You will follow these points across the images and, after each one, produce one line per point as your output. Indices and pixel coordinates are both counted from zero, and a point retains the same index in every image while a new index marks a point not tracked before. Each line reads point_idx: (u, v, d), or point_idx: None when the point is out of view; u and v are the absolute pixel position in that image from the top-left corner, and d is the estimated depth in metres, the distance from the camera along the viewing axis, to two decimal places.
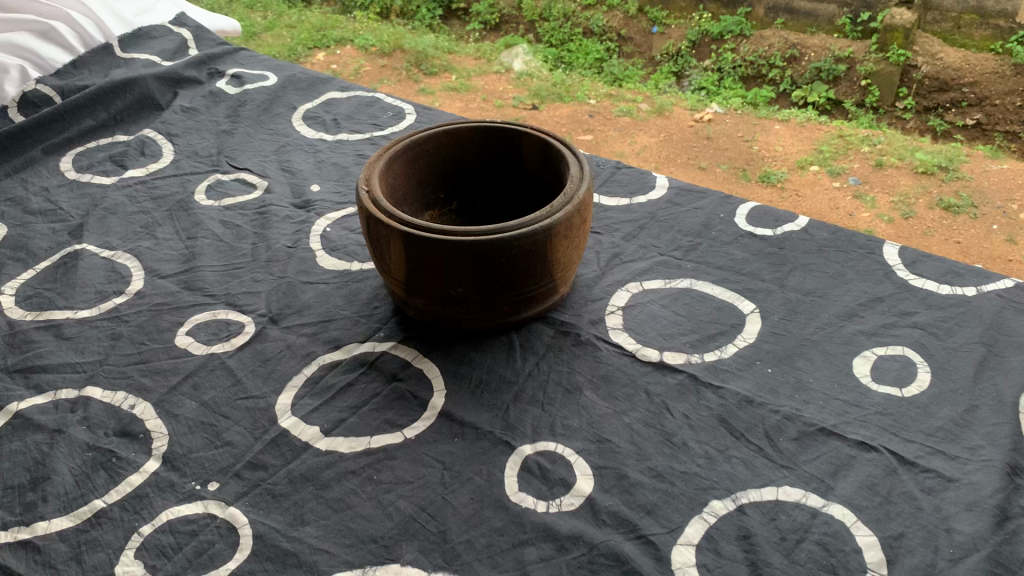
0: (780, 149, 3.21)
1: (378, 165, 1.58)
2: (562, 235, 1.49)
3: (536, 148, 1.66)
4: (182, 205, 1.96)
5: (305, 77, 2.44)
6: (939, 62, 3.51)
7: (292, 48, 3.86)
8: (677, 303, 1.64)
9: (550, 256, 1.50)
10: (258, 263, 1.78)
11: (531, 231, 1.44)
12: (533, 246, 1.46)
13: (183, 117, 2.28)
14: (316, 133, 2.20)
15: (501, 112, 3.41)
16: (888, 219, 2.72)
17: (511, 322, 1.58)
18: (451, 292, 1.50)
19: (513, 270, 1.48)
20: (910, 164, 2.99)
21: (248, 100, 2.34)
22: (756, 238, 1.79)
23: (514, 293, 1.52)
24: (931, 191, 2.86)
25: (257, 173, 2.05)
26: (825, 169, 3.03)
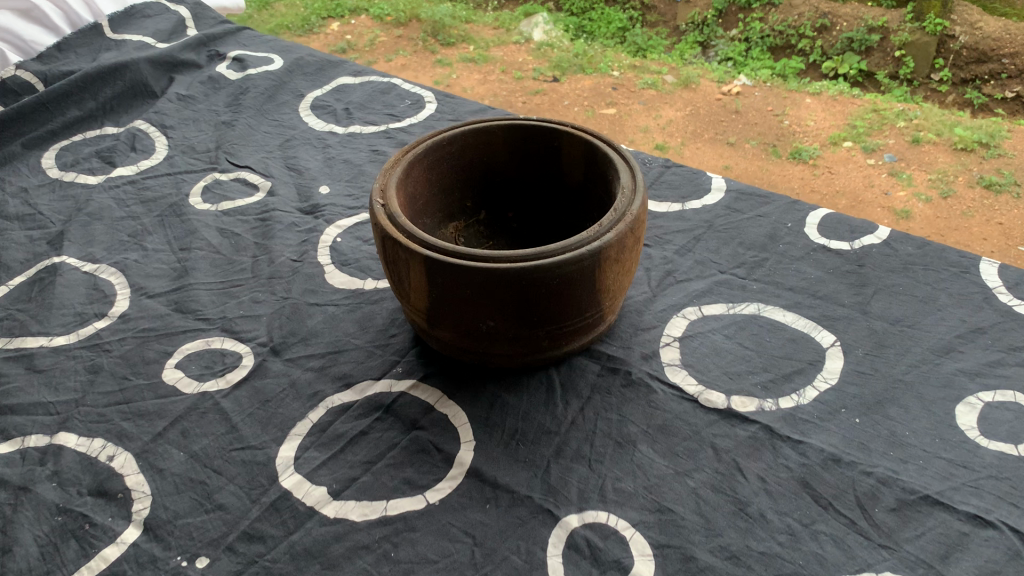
0: (812, 123, 2.89)
1: (395, 172, 1.35)
2: (613, 260, 1.26)
3: (579, 151, 1.43)
4: (175, 210, 1.74)
5: (314, 60, 2.21)
6: (979, 31, 3.09)
7: (305, 17, 3.62)
8: (743, 335, 1.41)
9: (598, 284, 1.27)
10: (259, 281, 1.56)
11: (577, 256, 1.21)
12: (579, 274, 1.23)
13: (178, 106, 2.05)
14: (326, 125, 1.97)
15: (520, 84, 3.13)
16: (925, 198, 2.48)
17: (550, 359, 1.35)
18: (481, 326, 1.27)
19: (554, 302, 1.25)
20: (948, 141, 2.69)
21: (251, 87, 2.10)
22: (830, 253, 1.55)
23: (555, 328, 1.29)
24: (971, 169, 2.59)
25: (259, 171, 1.83)
26: (859, 145, 2.74)
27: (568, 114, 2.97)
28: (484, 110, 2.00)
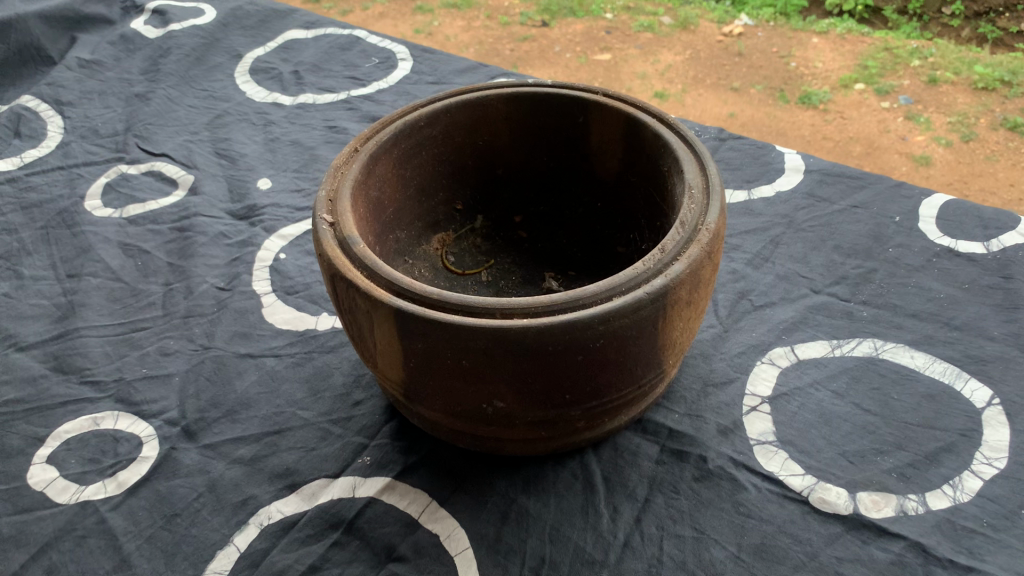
0: (819, 65, 2.06)
1: (350, 170, 0.91)
2: (683, 303, 0.82)
3: (615, 127, 0.98)
4: (64, 218, 1.29)
5: (255, 11, 1.74)
6: None
7: None
8: (859, 392, 0.98)
9: (663, 340, 0.84)
10: (173, 323, 1.12)
11: (636, 305, 0.78)
12: (637, 331, 0.80)
13: (79, 75, 1.59)
14: (269, 94, 1.52)
15: (508, 32, 2.41)
16: (946, 142, 1.78)
17: (587, 440, 0.92)
18: (487, 408, 0.84)
19: (598, 372, 0.82)
20: (965, 79, 1.91)
21: (173, 46, 1.64)
22: (961, 260, 1.12)
23: (596, 404, 0.86)
24: (995, 109, 1.83)
25: (180, 160, 1.37)
26: (871, 87, 1.95)
27: (558, 63, 2.24)
28: (475, 69, 1.54)
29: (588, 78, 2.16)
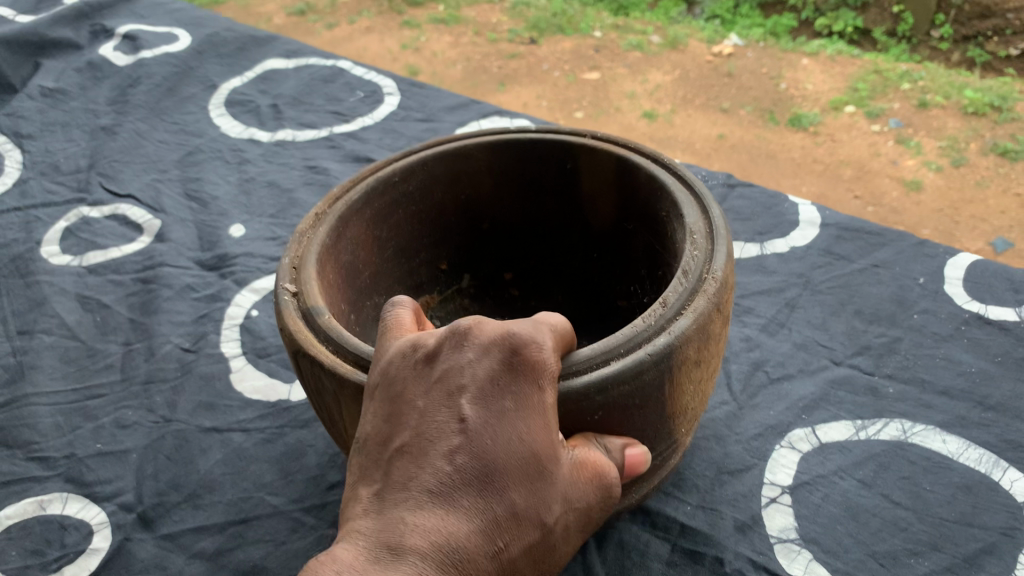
0: (810, 87, 1.97)
1: (316, 233, 0.80)
2: (692, 364, 0.69)
3: (607, 172, 0.89)
4: (17, 266, 1.19)
5: (233, 36, 1.64)
6: None
7: None
8: (887, 480, 0.89)
9: (668, 410, 0.71)
10: (132, 390, 1.01)
11: (638, 367, 0.64)
12: (640, 400, 0.66)
13: (42, 105, 1.49)
14: (245, 129, 1.42)
15: (495, 48, 2.32)
16: (937, 166, 1.67)
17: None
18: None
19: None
20: (955, 104, 1.81)
21: (144, 74, 1.54)
22: (992, 329, 1.03)
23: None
24: (985, 134, 1.73)
25: (147, 203, 1.27)
26: (863, 110, 1.85)
27: (545, 82, 2.15)
28: (465, 104, 1.44)
29: (576, 98, 2.06)
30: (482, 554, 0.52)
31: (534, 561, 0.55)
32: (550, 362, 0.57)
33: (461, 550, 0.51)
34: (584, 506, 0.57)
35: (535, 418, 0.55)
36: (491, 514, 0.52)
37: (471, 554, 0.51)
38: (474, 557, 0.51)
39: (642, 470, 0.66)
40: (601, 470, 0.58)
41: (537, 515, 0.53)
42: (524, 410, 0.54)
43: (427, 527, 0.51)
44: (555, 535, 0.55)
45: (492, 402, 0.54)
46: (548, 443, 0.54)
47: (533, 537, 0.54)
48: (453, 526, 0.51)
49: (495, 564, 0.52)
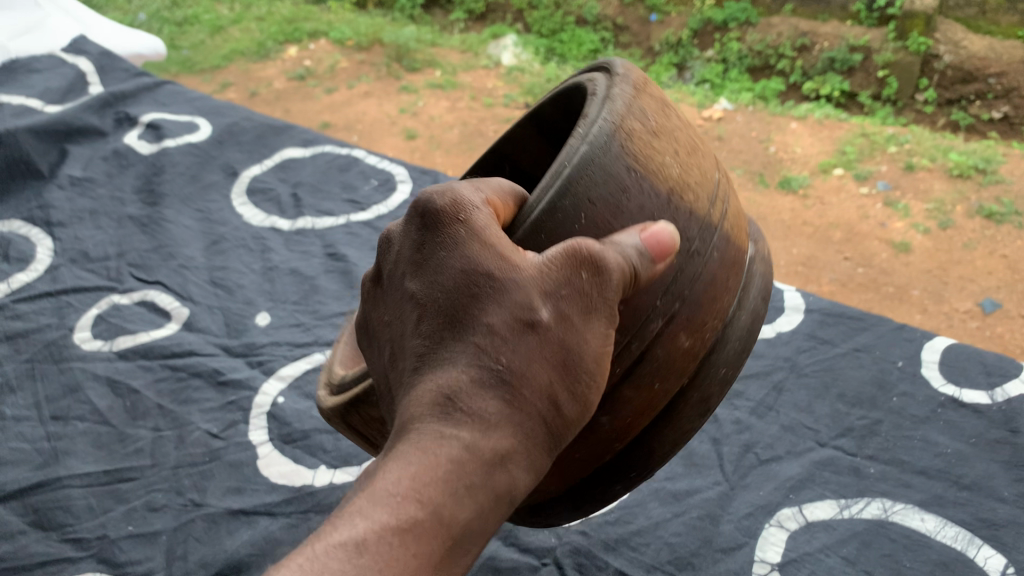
0: (799, 150, 2.16)
1: (336, 353, 0.92)
2: (647, 133, 0.66)
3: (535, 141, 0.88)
4: (51, 351, 1.29)
5: (251, 125, 1.74)
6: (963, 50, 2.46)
7: (261, 44, 3.18)
8: (870, 557, 0.95)
9: (677, 207, 0.66)
10: (162, 473, 1.10)
11: (588, 162, 0.62)
12: (621, 190, 0.63)
13: (71, 194, 1.59)
14: (266, 217, 1.53)
15: (494, 114, 2.52)
16: (924, 228, 1.85)
17: (726, 368, 0.72)
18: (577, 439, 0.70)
19: (654, 313, 0.66)
20: (941, 167, 2.00)
21: (167, 164, 1.64)
22: (966, 412, 1.11)
23: (685, 363, 0.70)
24: (970, 197, 1.91)
25: (174, 290, 1.38)
26: (852, 172, 2.05)
27: None
28: None
29: None
30: (477, 380, 0.59)
31: (559, 361, 0.59)
32: (466, 195, 0.62)
33: (449, 394, 0.59)
34: (574, 282, 0.58)
35: (475, 243, 0.60)
36: (475, 348, 0.59)
37: (462, 387, 0.59)
38: (465, 390, 0.59)
39: (669, 241, 0.61)
40: (571, 248, 0.58)
41: (515, 318, 0.58)
42: (452, 245, 0.61)
43: (422, 393, 0.61)
44: (561, 330, 0.59)
45: (430, 259, 0.62)
46: (494, 259, 0.59)
47: (534, 344, 0.58)
48: (440, 381, 0.60)
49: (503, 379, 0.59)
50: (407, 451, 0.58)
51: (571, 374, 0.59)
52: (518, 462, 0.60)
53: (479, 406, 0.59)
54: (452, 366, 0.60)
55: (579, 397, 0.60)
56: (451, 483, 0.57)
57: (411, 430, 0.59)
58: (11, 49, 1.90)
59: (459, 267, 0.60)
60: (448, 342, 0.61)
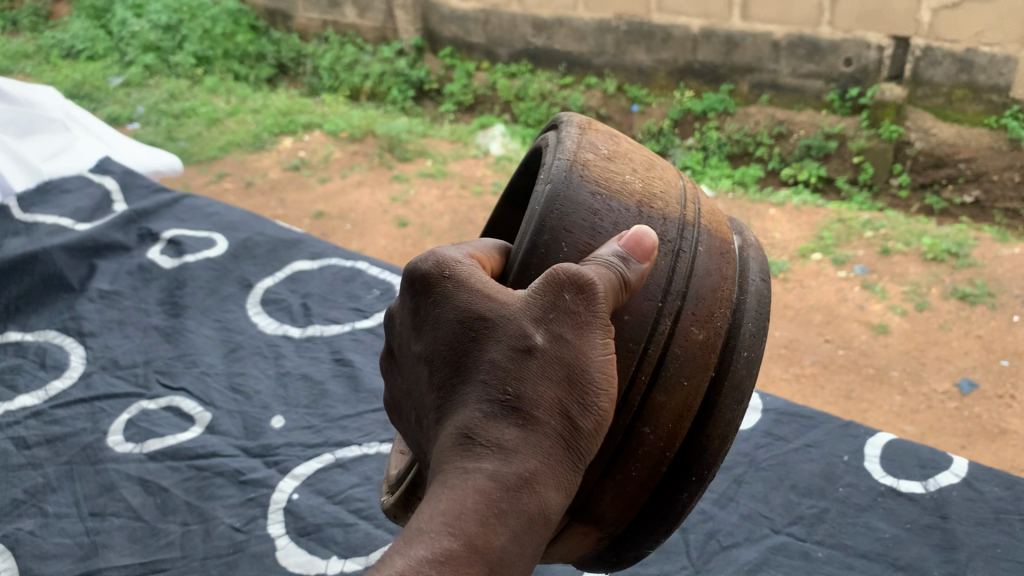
0: (778, 236, 3.01)
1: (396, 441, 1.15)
2: (599, 165, 0.95)
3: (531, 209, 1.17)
4: (88, 453, 1.43)
5: (264, 240, 1.93)
6: (934, 138, 3.31)
7: (258, 135, 4.04)
8: None
9: (646, 212, 0.95)
10: (193, 563, 1.24)
11: (557, 195, 0.91)
12: (594, 214, 0.91)
13: (100, 306, 1.75)
14: (279, 326, 1.70)
15: (478, 200, 3.36)
16: (901, 311, 2.53)
17: (737, 347, 0.98)
18: (639, 448, 0.94)
19: (660, 315, 0.93)
20: (917, 251, 2.80)
21: (189, 278, 1.82)
22: (903, 500, 1.28)
23: (705, 359, 0.95)
24: (943, 279, 2.65)
25: (197, 395, 1.53)
26: (828, 258, 2.83)
27: None
28: None
29: None
30: (496, 408, 0.79)
31: (563, 377, 0.79)
32: (454, 261, 0.86)
33: (476, 424, 0.79)
34: (561, 310, 0.80)
35: (478, 298, 0.82)
36: (488, 383, 0.80)
37: (484, 417, 0.79)
38: (488, 418, 0.79)
39: (648, 239, 0.86)
40: (547, 277, 0.81)
41: (518, 348, 0.79)
42: (460, 305, 0.83)
43: (454, 431, 0.80)
44: (556, 351, 0.79)
45: (439, 321, 0.84)
46: (496, 309, 0.81)
47: (540, 364, 0.79)
48: (468, 417, 0.80)
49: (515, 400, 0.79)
50: (451, 480, 0.77)
51: (573, 385, 0.79)
52: (548, 468, 0.78)
53: (500, 426, 0.79)
54: (472, 402, 0.80)
55: (582, 405, 0.80)
56: (492, 498, 0.75)
57: (448, 465, 0.78)
58: (41, 169, 2.12)
59: (465, 321, 0.82)
60: (465, 384, 0.82)
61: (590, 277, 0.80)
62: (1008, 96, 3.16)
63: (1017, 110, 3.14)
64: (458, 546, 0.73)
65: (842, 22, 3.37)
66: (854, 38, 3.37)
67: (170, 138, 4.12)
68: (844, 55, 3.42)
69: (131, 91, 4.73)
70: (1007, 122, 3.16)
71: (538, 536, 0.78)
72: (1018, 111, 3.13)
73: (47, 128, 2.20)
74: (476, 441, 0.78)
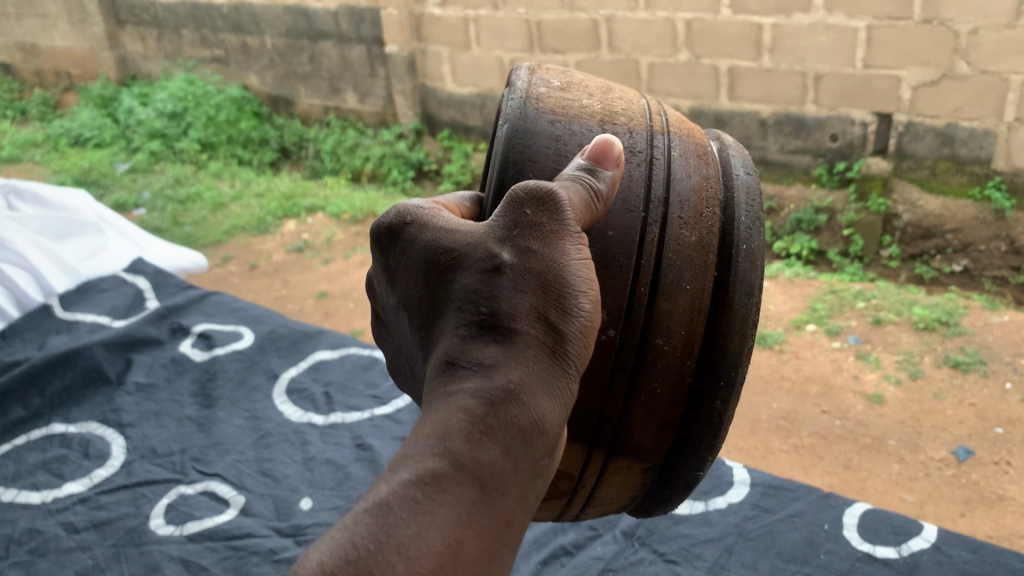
0: (774, 307, 3.35)
1: None
2: (547, 101, 1.21)
3: None
4: (132, 536, 1.66)
5: (287, 332, 2.25)
6: (920, 210, 3.55)
7: (262, 219, 4.41)
8: None
9: (610, 126, 1.21)
10: None
11: (517, 127, 1.17)
12: (559, 139, 1.17)
13: (137, 398, 2.05)
14: (304, 413, 1.97)
15: None
16: (895, 380, 2.84)
17: (729, 239, 1.21)
18: (660, 358, 1.17)
19: (650, 225, 1.15)
20: (909, 320, 3.15)
21: (219, 371, 2.13)
22: (879, 563, 1.63)
23: (704, 259, 1.18)
24: (936, 347, 2.99)
25: (230, 480, 1.78)
26: (823, 328, 3.16)
27: None
28: None
29: None
30: (478, 329, 0.96)
31: (536, 286, 0.95)
32: (419, 210, 1.08)
33: (462, 349, 0.96)
34: (524, 228, 0.97)
35: (446, 236, 1.03)
36: (465, 310, 0.97)
37: (467, 342, 0.96)
38: (472, 341, 0.96)
39: (612, 147, 1.06)
40: (510, 198, 0.99)
41: (487, 271, 0.97)
42: (435, 248, 1.03)
43: (442, 358, 0.97)
44: (524, 263, 0.95)
45: (419, 263, 1.04)
46: (465, 245, 1.00)
47: (511, 277, 0.95)
48: (454, 344, 0.97)
49: (490, 317, 0.95)
50: (441, 402, 0.94)
51: (544, 291, 0.95)
52: (534, 376, 0.93)
53: (478, 345, 0.96)
54: (454, 329, 0.98)
55: (556, 307, 0.95)
56: (477, 414, 0.91)
57: (442, 389, 0.95)
58: (82, 270, 2.51)
59: (439, 259, 1.02)
60: (448, 317, 0.99)
61: (550, 190, 0.98)
62: (990, 167, 3.38)
63: (1000, 181, 3.37)
64: (443, 465, 0.87)
65: (827, 102, 3.60)
66: (839, 116, 3.60)
67: (176, 223, 4.44)
68: (830, 131, 3.66)
69: (138, 177, 5.10)
70: (989, 193, 3.40)
71: (532, 440, 0.92)
72: (999, 180, 3.37)
73: (82, 230, 2.60)
74: (460, 364, 0.95)
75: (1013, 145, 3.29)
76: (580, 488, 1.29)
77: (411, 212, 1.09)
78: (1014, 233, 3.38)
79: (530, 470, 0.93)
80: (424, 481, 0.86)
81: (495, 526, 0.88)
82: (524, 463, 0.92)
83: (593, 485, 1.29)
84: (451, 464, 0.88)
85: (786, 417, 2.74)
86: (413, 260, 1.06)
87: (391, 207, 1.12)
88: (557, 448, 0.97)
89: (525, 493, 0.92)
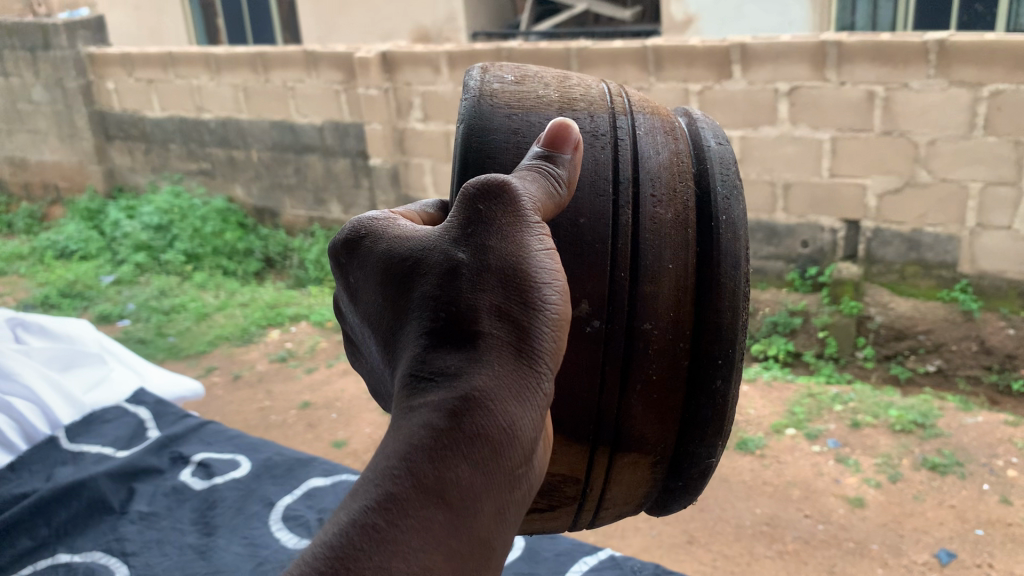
0: (753, 411, 3.47)
1: None
2: (500, 96, 1.28)
3: None
4: None
5: (282, 460, 2.38)
6: (892, 312, 3.69)
7: (246, 328, 4.54)
8: None
9: (569, 114, 1.27)
10: None
11: (472, 127, 1.24)
12: (515, 132, 1.24)
13: (140, 527, 2.14)
14: (298, 540, 2.06)
15: None
16: (875, 483, 2.96)
17: (710, 212, 1.26)
18: (650, 343, 1.21)
19: (621, 211, 1.21)
20: (885, 422, 3.29)
21: (218, 499, 2.23)
22: None
23: (683, 236, 1.23)
24: (914, 449, 3.12)
25: None
26: (802, 432, 3.29)
27: None
28: None
29: None
30: (442, 332, 1.00)
31: (495, 286, 0.98)
32: (377, 226, 1.14)
33: (426, 358, 0.99)
34: (481, 225, 1.00)
35: (404, 248, 1.07)
36: (427, 316, 1.01)
37: (430, 351, 1.00)
38: (434, 350, 0.99)
39: (566, 129, 1.12)
40: (462, 198, 1.03)
41: (444, 277, 1.00)
42: (393, 259, 1.07)
43: (406, 370, 1.01)
44: (479, 259, 0.99)
45: (381, 277, 1.09)
46: (423, 254, 1.04)
47: (468, 281, 0.99)
48: (417, 355, 1.00)
49: (451, 322, 0.99)
50: (407, 415, 0.98)
51: (501, 289, 0.98)
52: (500, 380, 0.95)
53: (439, 353, 0.99)
54: (417, 340, 1.01)
55: (516, 301, 0.97)
56: (442, 426, 0.94)
57: (408, 402, 0.99)
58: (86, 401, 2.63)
59: (398, 270, 1.06)
60: (411, 325, 1.03)
61: (502, 182, 1.01)
62: (957, 270, 3.59)
63: (967, 284, 3.58)
64: (408, 488, 0.92)
65: (796, 209, 3.80)
66: (809, 222, 3.80)
67: (160, 334, 4.56)
68: (800, 238, 3.84)
69: (122, 288, 5.23)
70: (956, 295, 3.60)
71: (503, 442, 0.94)
72: (965, 283, 3.58)
73: (86, 360, 2.75)
74: (426, 376, 0.99)
75: (978, 250, 3.51)
76: (590, 491, 1.31)
77: (366, 226, 1.15)
78: (983, 333, 3.53)
79: (506, 481, 0.95)
80: (389, 503, 0.91)
81: (473, 546, 0.92)
82: (497, 472, 0.94)
83: (603, 486, 1.31)
84: (417, 485, 0.92)
85: (762, 522, 2.85)
86: (376, 276, 1.10)
87: (347, 222, 1.19)
88: (537, 453, 1.00)
89: (503, 509, 0.95)
